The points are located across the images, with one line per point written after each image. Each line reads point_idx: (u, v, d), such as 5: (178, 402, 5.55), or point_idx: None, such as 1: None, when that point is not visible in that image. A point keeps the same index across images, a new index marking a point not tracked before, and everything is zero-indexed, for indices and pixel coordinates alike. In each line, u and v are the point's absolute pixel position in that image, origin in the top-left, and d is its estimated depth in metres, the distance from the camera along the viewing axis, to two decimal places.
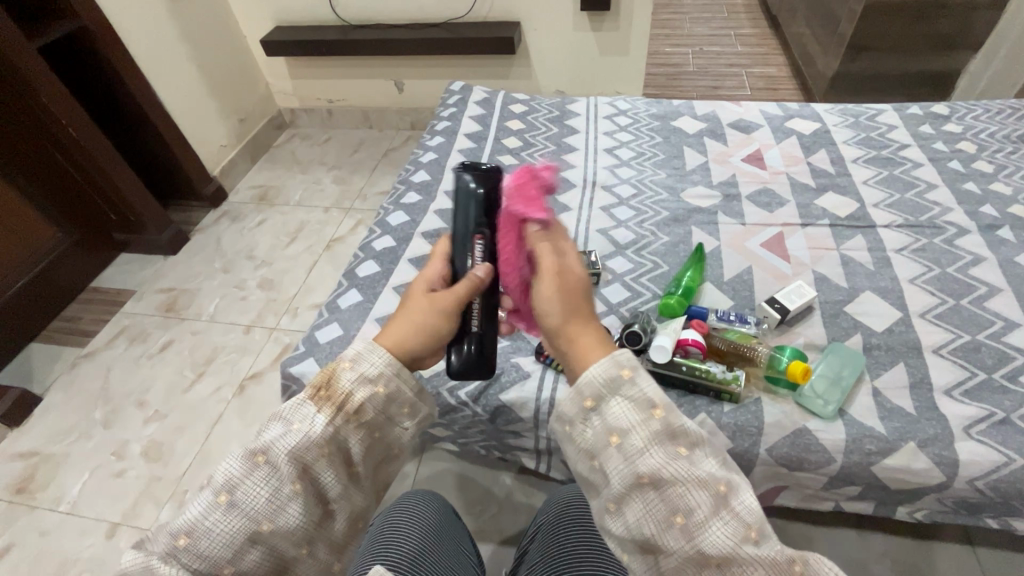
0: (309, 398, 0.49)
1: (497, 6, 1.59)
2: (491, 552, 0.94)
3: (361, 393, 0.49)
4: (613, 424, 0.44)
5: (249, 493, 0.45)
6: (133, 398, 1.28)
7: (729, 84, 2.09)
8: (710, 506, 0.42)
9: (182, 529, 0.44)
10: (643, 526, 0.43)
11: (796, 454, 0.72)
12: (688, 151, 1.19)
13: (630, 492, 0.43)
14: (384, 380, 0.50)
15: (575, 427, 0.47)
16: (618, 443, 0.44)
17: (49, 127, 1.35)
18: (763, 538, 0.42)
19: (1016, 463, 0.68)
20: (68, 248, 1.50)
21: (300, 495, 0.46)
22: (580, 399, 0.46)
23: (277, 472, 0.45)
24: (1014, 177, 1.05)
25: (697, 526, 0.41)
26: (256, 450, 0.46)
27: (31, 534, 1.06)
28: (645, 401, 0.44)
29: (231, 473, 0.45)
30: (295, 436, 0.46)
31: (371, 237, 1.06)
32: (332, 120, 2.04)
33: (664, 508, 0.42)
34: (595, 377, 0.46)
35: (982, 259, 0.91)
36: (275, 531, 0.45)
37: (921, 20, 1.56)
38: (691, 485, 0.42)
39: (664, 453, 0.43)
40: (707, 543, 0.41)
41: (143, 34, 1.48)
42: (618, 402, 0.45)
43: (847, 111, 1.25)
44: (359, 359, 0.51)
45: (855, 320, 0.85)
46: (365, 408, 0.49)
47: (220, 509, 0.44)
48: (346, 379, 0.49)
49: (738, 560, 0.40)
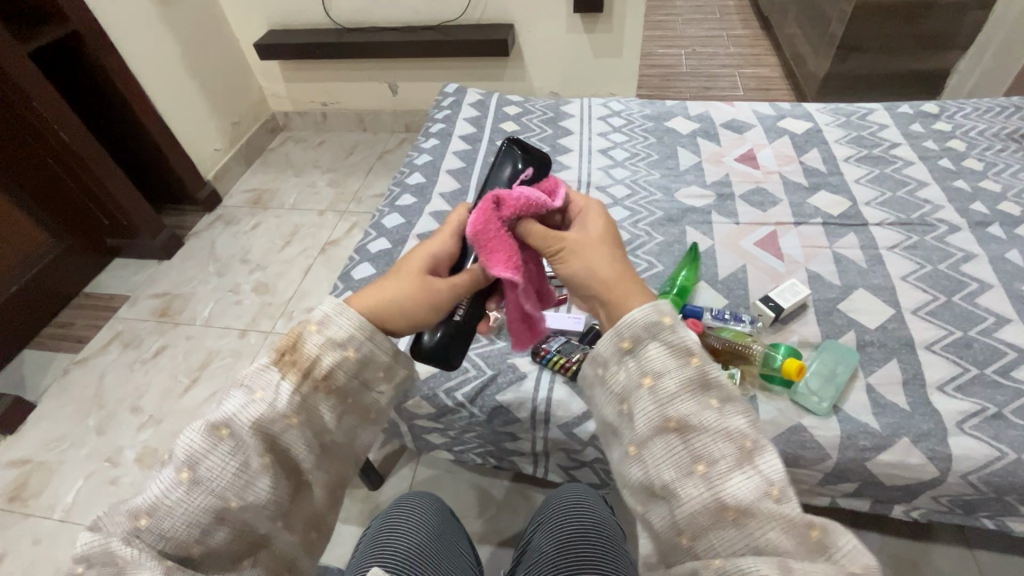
0: (272, 364, 0.47)
1: (490, 8, 1.60)
2: (489, 553, 0.94)
3: (330, 358, 0.47)
4: (649, 367, 0.43)
5: (213, 468, 0.44)
6: (127, 404, 1.27)
7: (722, 85, 2.11)
8: (734, 458, 0.41)
9: (142, 509, 0.43)
10: (662, 470, 0.42)
11: (791, 450, 0.72)
12: (682, 152, 1.20)
13: (654, 436, 0.42)
14: (355, 345, 0.48)
15: (607, 369, 0.46)
16: (651, 385, 0.43)
17: (39, 130, 1.33)
18: (785, 496, 0.40)
19: (1008, 457, 0.68)
20: (60, 254, 1.49)
21: (268, 468, 0.46)
22: (618, 339, 0.45)
23: (242, 446, 0.45)
24: (1003, 174, 1.06)
25: (720, 476, 0.41)
26: (218, 423, 0.45)
27: (24, 542, 1.05)
28: (684, 348, 0.44)
29: (192, 448, 0.44)
30: (258, 407, 0.45)
31: (366, 239, 1.06)
32: (327, 123, 2.03)
33: (687, 455, 0.41)
34: (637, 319, 0.44)
35: (972, 256, 0.92)
36: (244, 507, 0.45)
37: (911, 20, 1.57)
38: (717, 434, 0.41)
39: (696, 401, 0.42)
40: (729, 493, 0.40)
41: (134, 36, 1.48)
42: (656, 346, 0.44)
43: (838, 110, 1.26)
44: (326, 322, 0.48)
45: (848, 317, 0.85)
46: (335, 373, 0.47)
47: (184, 486, 0.43)
48: (312, 343, 0.47)
49: (757, 514, 0.39)
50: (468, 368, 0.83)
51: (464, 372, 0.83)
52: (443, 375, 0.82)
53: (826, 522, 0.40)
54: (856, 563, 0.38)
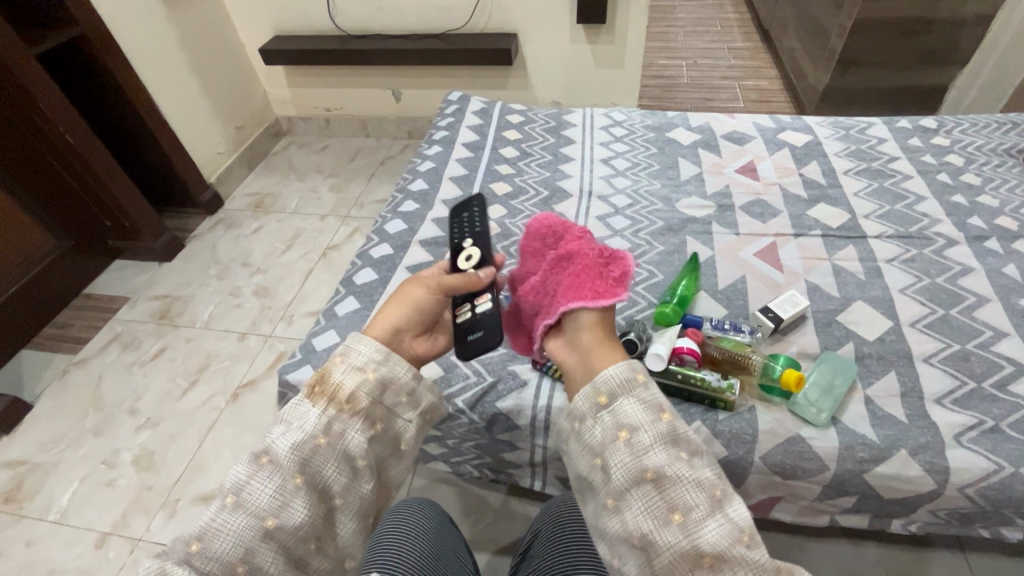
0: (306, 397, 0.50)
1: (494, 18, 1.62)
2: (486, 561, 0.94)
3: (352, 382, 0.50)
4: (624, 421, 0.45)
5: (254, 492, 0.45)
6: (125, 405, 1.27)
7: (723, 95, 2.13)
8: (706, 506, 0.42)
9: (193, 534, 0.43)
10: (640, 521, 0.42)
11: (789, 461, 0.73)
12: (683, 162, 1.21)
13: (630, 488, 0.43)
14: (373, 366, 0.52)
15: (584, 423, 0.48)
16: (627, 439, 0.44)
17: (45, 133, 1.35)
18: (755, 543, 0.41)
19: (1006, 471, 0.69)
20: (61, 255, 1.50)
21: (302, 489, 0.46)
22: (595, 394, 0.47)
23: (278, 469, 0.46)
24: (1001, 189, 1.07)
25: (696, 524, 0.41)
26: (259, 451, 0.47)
27: (18, 543, 1.05)
28: (655, 404, 0.46)
29: (238, 476, 0.46)
30: (294, 434, 0.47)
31: (369, 244, 1.06)
32: (330, 128, 2.05)
33: (664, 505, 0.42)
34: (613, 375, 0.47)
35: (970, 269, 0.93)
36: (280, 527, 0.44)
37: (911, 36, 1.59)
38: (690, 484, 0.42)
39: (669, 453, 0.44)
40: (704, 540, 0.41)
41: (141, 40, 1.49)
42: (630, 402, 0.46)
43: (838, 124, 1.27)
44: (348, 353, 0.52)
45: (847, 329, 0.86)
46: (358, 396, 0.50)
47: (227, 510, 0.44)
48: (337, 372, 0.50)
49: (730, 561, 0.40)
50: (469, 374, 0.83)
51: (464, 379, 0.83)
52: (445, 380, 0.83)
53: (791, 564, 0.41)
54: None
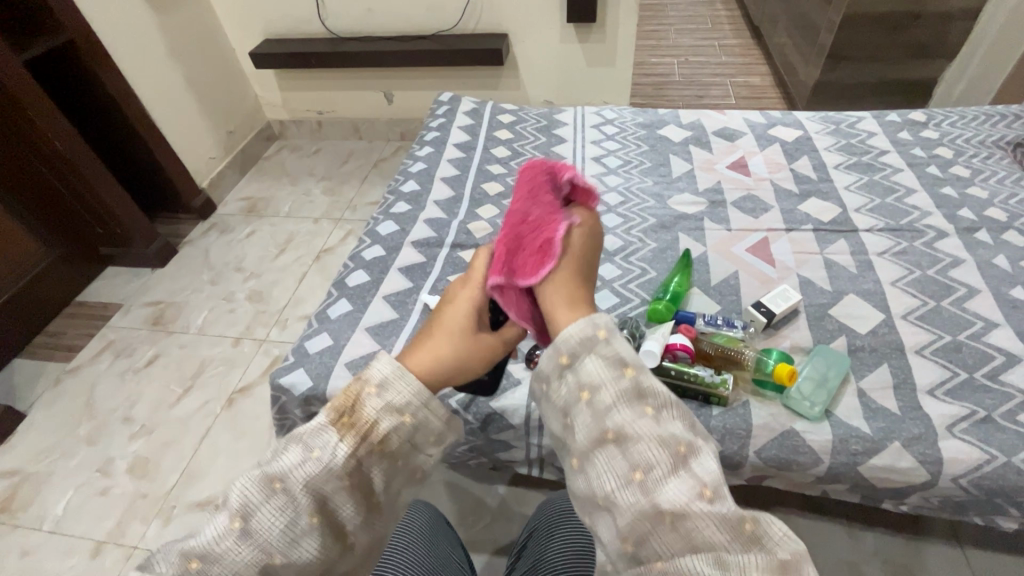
0: (330, 423, 0.46)
1: (484, 18, 1.62)
2: (484, 562, 0.94)
3: (387, 423, 0.46)
4: (585, 380, 0.45)
5: (264, 522, 0.43)
6: (119, 413, 1.26)
7: (714, 93, 2.14)
8: (669, 464, 0.40)
9: (194, 552, 0.42)
10: (602, 481, 0.41)
11: (784, 455, 0.73)
12: (675, 159, 1.21)
13: (595, 450, 0.42)
14: (411, 410, 0.47)
15: (550, 384, 0.47)
16: (588, 399, 0.44)
17: (32, 139, 1.33)
18: (718, 497, 0.39)
19: (998, 460, 0.69)
20: (52, 263, 1.49)
21: (316, 529, 0.44)
22: (557, 354, 0.47)
23: (293, 502, 0.43)
24: (990, 181, 1.08)
25: (656, 483, 0.39)
26: (272, 475, 0.44)
27: (13, 554, 1.04)
28: (618, 359, 0.45)
29: (246, 498, 0.44)
30: (314, 466, 0.44)
31: (361, 246, 1.06)
32: (322, 131, 2.04)
33: (625, 465, 0.41)
34: (572, 335, 0.47)
35: (959, 261, 0.93)
36: (287, 565, 0.43)
37: (899, 30, 1.60)
38: (651, 441, 0.41)
39: (632, 410, 0.42)
40: (663, 497, 0.39)
41: (127, 43, 1.47)
42: (593, 358, 0.45)
43: (828, 118, 1.28)
44: (386, 385, 0.47)
45: (840, 322, 0.86)
46: (390, 438, 0.46)
47: (234, 535, 0.42)
48: (371, 406, 0.46)
49: (691, 515, 0.38)
50: None
51: None
52: None
53: (757, 513, 0.39)
54: (789, 552, 0.37)
